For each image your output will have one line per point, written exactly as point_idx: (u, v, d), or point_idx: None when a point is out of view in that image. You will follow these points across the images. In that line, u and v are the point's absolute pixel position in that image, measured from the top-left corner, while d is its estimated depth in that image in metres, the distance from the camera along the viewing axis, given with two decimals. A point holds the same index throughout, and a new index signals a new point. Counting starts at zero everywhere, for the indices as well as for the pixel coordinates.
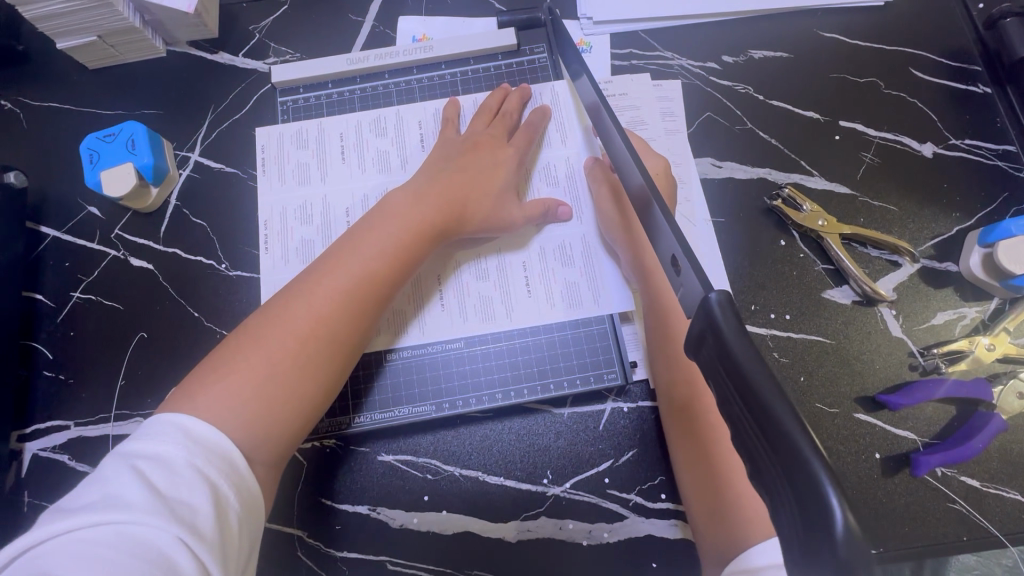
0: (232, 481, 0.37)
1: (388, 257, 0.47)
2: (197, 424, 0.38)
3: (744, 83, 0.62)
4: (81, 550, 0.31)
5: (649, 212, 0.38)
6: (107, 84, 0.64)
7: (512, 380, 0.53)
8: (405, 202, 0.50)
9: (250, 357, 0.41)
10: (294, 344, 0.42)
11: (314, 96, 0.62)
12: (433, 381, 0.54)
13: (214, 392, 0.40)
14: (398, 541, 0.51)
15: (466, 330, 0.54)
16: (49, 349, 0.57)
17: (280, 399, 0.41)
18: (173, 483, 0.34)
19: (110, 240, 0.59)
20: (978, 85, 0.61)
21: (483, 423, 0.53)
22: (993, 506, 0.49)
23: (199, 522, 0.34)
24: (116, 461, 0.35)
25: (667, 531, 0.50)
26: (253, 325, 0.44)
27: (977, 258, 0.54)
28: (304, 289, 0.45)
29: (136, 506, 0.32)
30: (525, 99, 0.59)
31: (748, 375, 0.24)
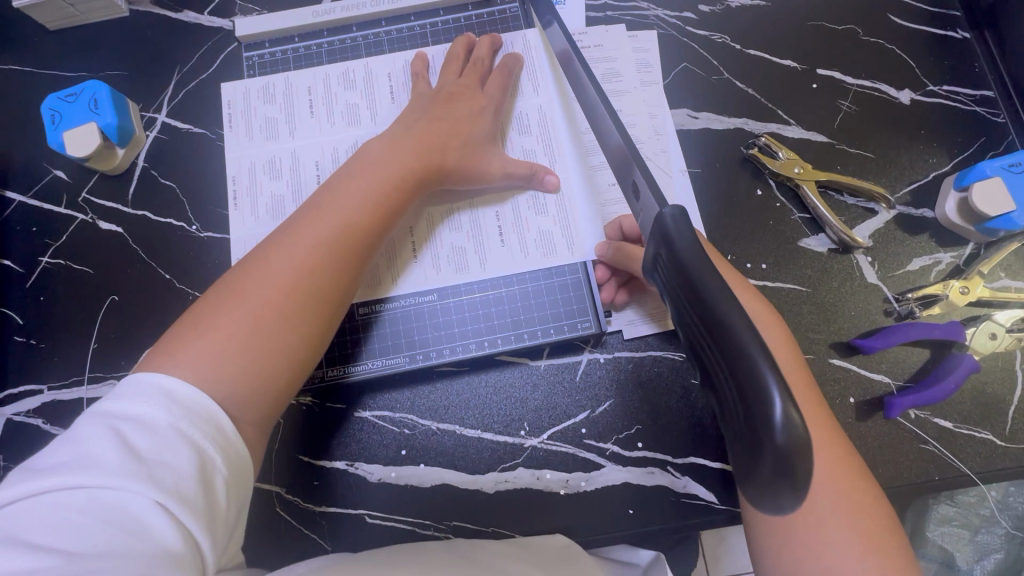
0: (219, 443, 0.35)
1: (370, 206, 0.46)
2: (179, 384, 0.35)
3: (721, 32, 0.61)
4: (54, 514, 0.29)
5: (622, 158, 0.39)
6: (68, 45, 0.62)
7: (490, 331, 0.53)
8: (383, 152, 0.49)
9: (231, 310, 0.40)
10: (278, 295, 0.41)
11: (281, 52, 0.61)
12: (407, 336, 0.53)
13: (198, 346, 0.38)
14: (377, 495, 0.51)
15: (435, 280, 0.54)
16: (19, 315, 0.56)
17: (267, 352, 0.40)
18: (154, 446, 0.32)
19: (77, 204, 0.58)
20: (956, 31, 0.60)
21: (460, 375, 0.53)
22: (965, 446, 0.50)
23: (183, 487, 0.32)
24: (94, 421, 0.33)
25: (644, 479, 0.50)
26: (230, 278, 0.42)
27: (953, 203, 0.54)
28: (283, 241, 0.43)
29: (112, 469, 0.31)
30: (496, 47, 0.58)
31: (703, 290, 0.26)
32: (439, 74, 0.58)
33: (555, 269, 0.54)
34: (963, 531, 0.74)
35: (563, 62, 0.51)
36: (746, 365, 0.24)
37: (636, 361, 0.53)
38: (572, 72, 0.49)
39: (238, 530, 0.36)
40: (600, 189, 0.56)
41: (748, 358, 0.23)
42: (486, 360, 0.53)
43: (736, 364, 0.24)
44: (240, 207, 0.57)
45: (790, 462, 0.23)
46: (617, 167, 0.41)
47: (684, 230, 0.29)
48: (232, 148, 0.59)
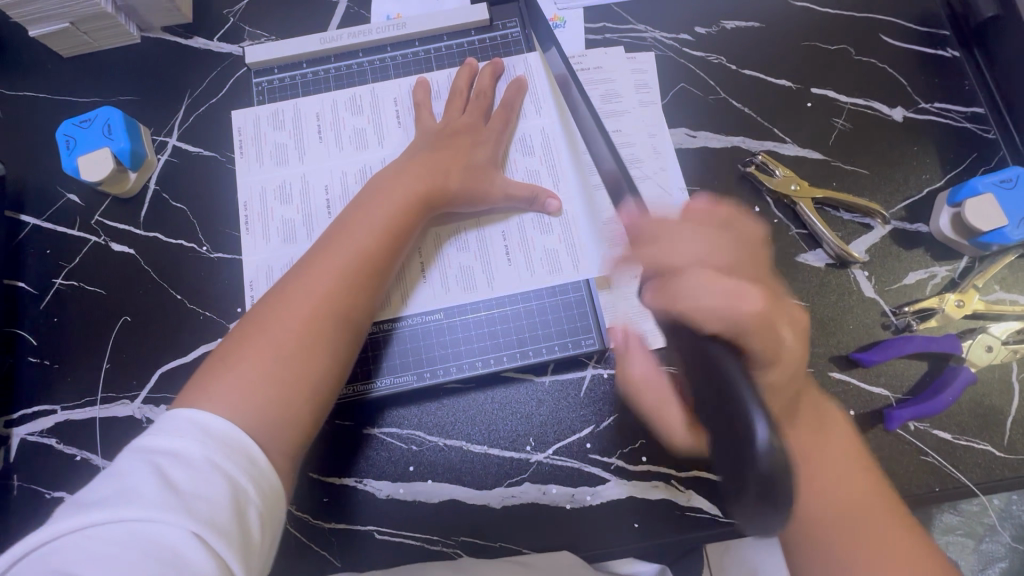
0: (252, 473, 0.36)
1: (382, 233, 0.48)
2: (213, 418, 0.37)
3: (717, 53, 0.62)
4: (100, 547, 0.31)
5: None
6: (82, 72, 0.64)
7: (498, 350, 0.54)
8: (392, 181, 0.51)
9: (255, 342, 0.41)
10: (298, 324, 0.42)
11: (289, 77, 0.62)
12: (416, 355, 0.54)
13: (228, 379, 0.40)
14: (385, 511, 0.52)
15: (443, 299, 0.55)
16: (34, 336, 0.57)
17: (292, 380, 0.41)
18: (190, 479, 0.34)
19: (91, 227, 0.60)
20: (947, 50, 0.61)
21: (469, 394, 0.54)
22: (965, 458, 0.51)
23: (217, 518, 0.33)
24: (134, 455, 0.35)
25: (648, 492, 0.51)
26: (254, 311, 0.44)
27: (946, 218, 0.55)
28: (301, 272, 0.45)
29: (152, 503, 0.32)
30: (499, 72, 0.60)
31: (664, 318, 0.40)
32: (442, 105, 0.59)
33: (559, 288, 0.55)
34: (967, 540, 0.74)
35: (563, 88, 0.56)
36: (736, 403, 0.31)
37: None
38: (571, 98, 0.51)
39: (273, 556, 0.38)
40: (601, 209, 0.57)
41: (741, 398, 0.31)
42: (495, 378, 0.54)
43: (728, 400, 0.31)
44: (250, 228, 0.59)
45: None
46: None
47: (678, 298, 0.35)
48: (244, 173, 0.60)
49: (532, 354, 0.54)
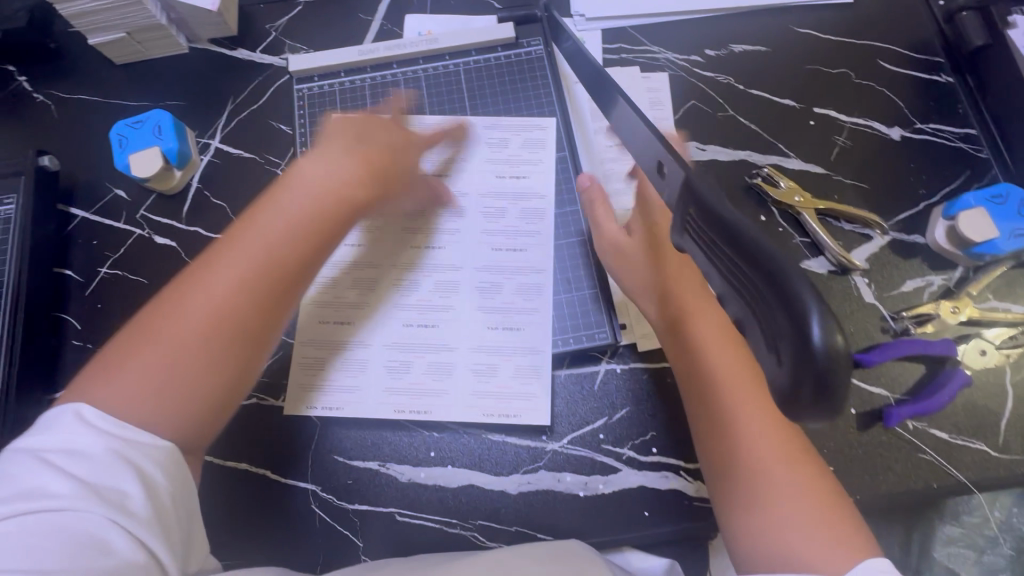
0: (156, 459, 0.38)
1: (297, 226, 0.46)
2: (99, 412, 0.38)
3: (725, 74, 0.67)
4: (7, 541, 0.33)
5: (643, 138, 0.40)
6: (134, 78, 0.69)
7: (476, 378, 0.56)
8: (310, 180, 0.48)
9: (149, 347, 0.41)
10: (203, 321, 0.42)
11: (326, 85, 0.67)
12: (385, 390, 0.56)
13: (119, 382, 0.39)
14: (406, 494, 0.54)
15: (407, 336, 0.58)
16: (77, 320, 0.61)
17: (198, 376, 0.41)
18: (93, 470, 0.36)
19: (135, 220, 0.64)
20: (941, 75, 0.66)
21: (450, 421, 0.55)
22: (960, 457, 0.53)
23: (127, 501, 0.36)
24: (24, 457, 0.36)
25: (658, 482, 0.53)
26: (161, 301, 0.43)
27: (941, 229, 0.58)
28: (199, 277, 0.43)
29: (58, 495, 0.34)
30: (461, 138, 0.64)
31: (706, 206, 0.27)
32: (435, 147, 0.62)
33: (536, 310, 0.58)
34: (969, 552, 0.75)
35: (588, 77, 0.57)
36: (795, 299, 0.22)
37: (650, 372, 0.56)
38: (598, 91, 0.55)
39: (194, 535, 0.40)
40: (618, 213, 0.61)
41: (800, 298, 0.22)
42: (473, 404, 0.55)
43: (785, 303, 0.22)
44: None
45: (828, 381, 0.21)
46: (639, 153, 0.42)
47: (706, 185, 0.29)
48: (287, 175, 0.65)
49: (528, 367, 0.56)
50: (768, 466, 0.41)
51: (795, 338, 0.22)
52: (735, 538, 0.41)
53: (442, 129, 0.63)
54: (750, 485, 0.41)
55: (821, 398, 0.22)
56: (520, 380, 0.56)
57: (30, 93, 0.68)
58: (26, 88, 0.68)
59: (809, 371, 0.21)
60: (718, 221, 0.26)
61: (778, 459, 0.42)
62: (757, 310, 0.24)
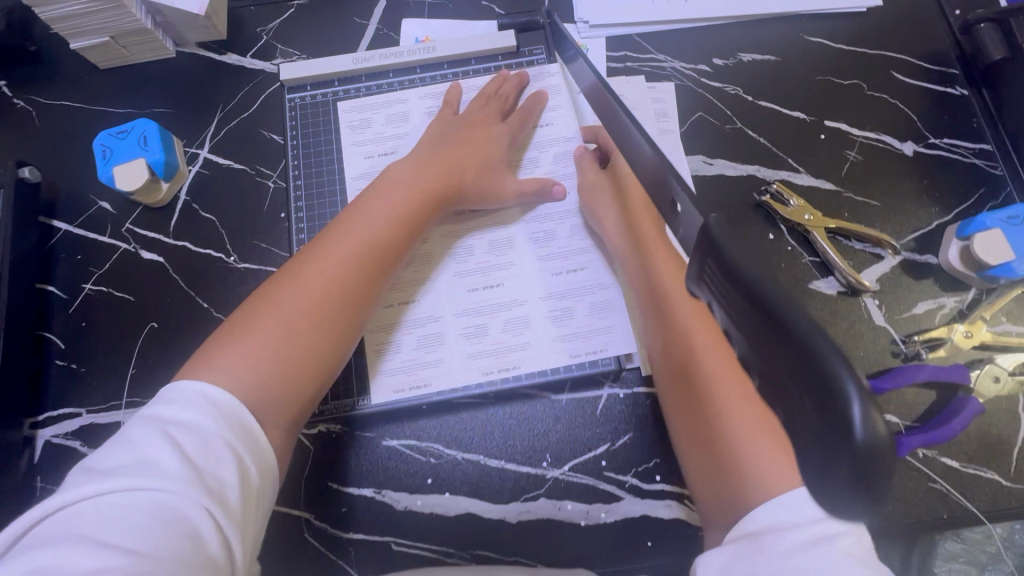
0: (252, 451, 0.41)
1: (392, 227, 0.51)
2: (219, 394, 0.41)
3: (734, 84, 0.64)
4: (115, 513, 0.35)
5: (658, 174, 0.37)
6: (119, 84, 0.66)
7: (553, 323, 0.57)
8: (399, 188, 0.53)
9: (268, 319, 0.46)
10: (310, 306, 0.47)
11: (321, 95, 0.64)
12: (469, 355, 0.56)
13: (231, 360, 0.43)
14: (403, 522, 0.53)
15: (473, 302, 0.57)
16: (61, 339, 0.58)
17: (300, 356, 0.46)
18: (201, 454, 0.38)
19: (121, 234, 0.61)
20: (956, 87, 0.64)
21: (538, 368, 0.55)
22: (972, 486, 0.52)
23: (223, 493, 0.37)
24: (147, 426, 0.39)
25: (662, 511, 0.52)
26: (268, 290, 0.47)
27: (955, 250, 0.57)
28: (312, 259, 0.49)
29: (168, 474, 0.36)
30: (522, 85, 0.63)
31: (725, 255, 0.26)
32: (467, 106, 0.62)
33: (593, 250, 0.59)
34: (971, 571, 0.74)
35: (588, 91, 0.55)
36: (824, 375, 0.20)
37: (654, 397, 0.55)
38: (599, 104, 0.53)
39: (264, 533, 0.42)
40: None
41: (833, 374, 0.20)
42: (558, 347, 0.56)
43: (810, 377, 0.21)
44: (279, 242, 0.61)
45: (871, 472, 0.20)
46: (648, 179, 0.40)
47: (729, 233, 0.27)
48: (279, 188, 0.62)
49: (602, 303, 0.57)
50: (724, 400, 0.42)
51: (830, 418, 0.20)
52: (704, 487, 0.42)
53: (505, 76, 0.63)
54: (711, 434, 0.42)
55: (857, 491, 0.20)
56: (597, 317, 0.57)
57: (9, 99, 0.65)
58: (5, 93, 0.65)
59: (845, 457, 0.20)
60: (739, 279, 0.25)
61: (735, 394, 0.42)
62: (779, 379, 0.22)
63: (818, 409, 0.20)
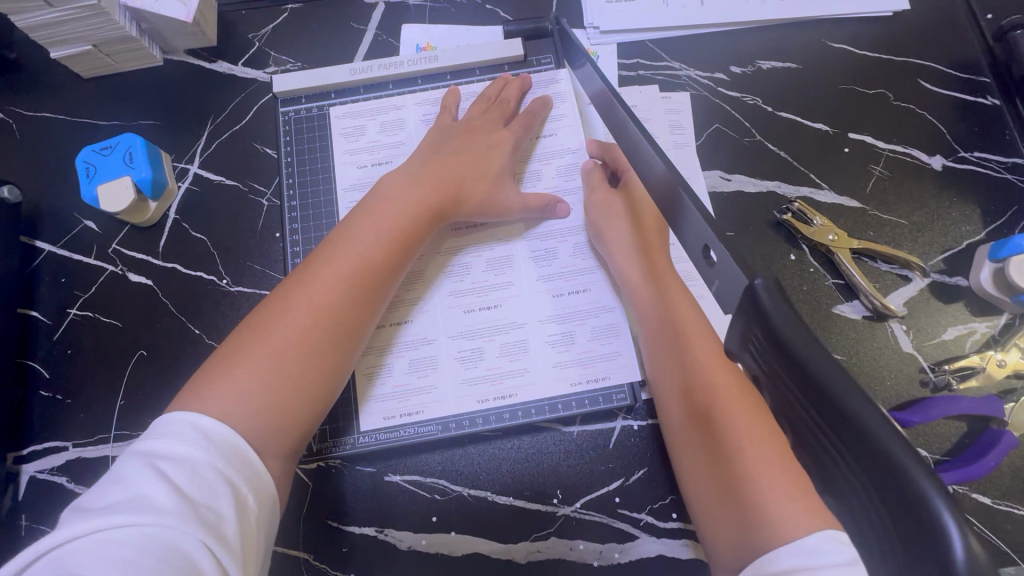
0: (250, 482, 0.38)
1: (386, 243, 0.48)
2: (211, 424, 0.39)
3: (752, 94, 0.61)
4: (104, 552, 0.32)
5: (675, 200, 0.35)
6: (104, 94, 0.62)
7: (554, 349, 0.53)
8: (393, 200, 0.50)
9: (255, 350, 0.43)
10: (300, 333, 0.44)
11: (316, 107, 0.61)
12: (465, 381, 0.53)
13: (217, 396, 0.40)
14: (407, 563, 0.50)
15: (470, 323, 0.54)
16: (45, 368, 0.56)
17: (290, 387, 0.42)
18: (197, 487, 0.35)
19: (107, 255, 0.58)
20: (987, 97, 0.60)
21: (536, 398, 0.52)
22: (1006, 524, 0.49)
23: (223, 527, 0.35)
24: (136, 460, 0.36)
25: (679, 551, 0.49)
26: (256, 317, 0.45)
27: (987, 272, 0.54)
28: (301, 283, 0.46)
29: (162, 508, 0.33)
30: (526, 88, 0.59)
31: (787, 341, 0.23)
32: (467, 110, 0.59)
33: (596, 269, 0.55)
34: None
35: (599, 103, 0.52)
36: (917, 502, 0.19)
37: None
38: (611, 119, 0.50)
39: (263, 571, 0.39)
40: None
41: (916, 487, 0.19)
42: (558, 376, 0.53)
43: (896, 497, 0.19)
44: (273, 264, 0.58)
45: None
46: (663, 199, 0.37)
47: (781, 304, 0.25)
48: (274, 206, 0.59)
49: (606, 328, 0.53)
50: (734, 432, 0.38)
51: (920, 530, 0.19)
52: (720, 536, 0.38)
53: (507, 80, 0.59)
54: (727, 475, 0.38)
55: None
56: (601, 343, 0.53)
57: None
58: None
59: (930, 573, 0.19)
60: (806, 374, 0.22)
61: (749, 425, 0.38)
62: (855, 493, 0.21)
63: (905, 535, 0.19)
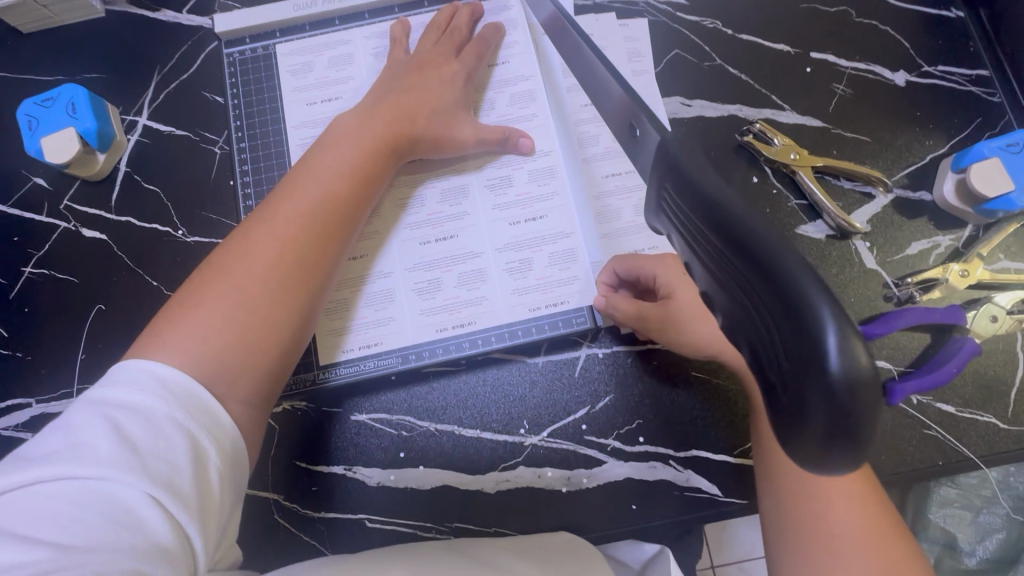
0: (213, 433, 0.35)
1: (347, 178, 0.46)
2: (168, 371, 0.35)
3: (712, 17, 0.59)
4: (46, 504, 0.29)
5: (629, 118, 0.33)
6: (43, 48, 0.60)
7: (512, 277, 0.53)
8: (351, 134, 0.48)
9: (218, 287, 0.40)
10: (264, 269, 0.41)
11: (262, 48, 0.59)
12: (423, 313, 0.52)
13: (174, 338, 0.37)
14: (377, 499, 0.50)
15: (427, 256, 0.53)
16: (4, 327, 0.55)
17: (255, 326, 0.40)
18: (150, 438, 0.32)
19: (59, 212, 0.57)
20: (951, 9, 0.59)
21: (496, 325, 0.52)
22: (966, 430, 0.50)
23: (176, 480, 0.32)
24: (86, 407, 0.33)
25: (647, 473, 0.50)
26: (215, 258, 0.42)
27: (950, 184, 0.53)
28: (260, 222, 0.43)
29: (105, 460, 0.31)
30: (477, 17, 0.58)
31: (706, 195, 0.23)
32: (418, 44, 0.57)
33: (555, 195, 0.54)
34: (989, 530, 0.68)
35: (550, 26, 0.50)
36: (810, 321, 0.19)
37: (634, 356, 0.52)
38: (561, 41, 0.48)
39: (234, 522, 0.37)
40: (593, 181, 0.55)
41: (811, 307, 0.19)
42: (517, 303, 0.52)
43: (794, 323, 0.19)
44: (229, 213, 0.57)
45: (852, 413, 0.19)
46: (619, 124, 0.35)
47: (692, 158, 0.25)
48: (226, 154, 0.58)
49: (564, 254, 0.53)
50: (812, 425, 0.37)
51: (807, 354, 0.19)
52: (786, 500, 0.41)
53: (456, 8, 0.57)
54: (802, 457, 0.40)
55: (835, 438, 0.20)
56: (559, 269, 0.53)
57: None
58: None
59: (821, 396, 0.19)
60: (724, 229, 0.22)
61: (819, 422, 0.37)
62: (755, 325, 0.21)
63: (797, 357, 0.19)
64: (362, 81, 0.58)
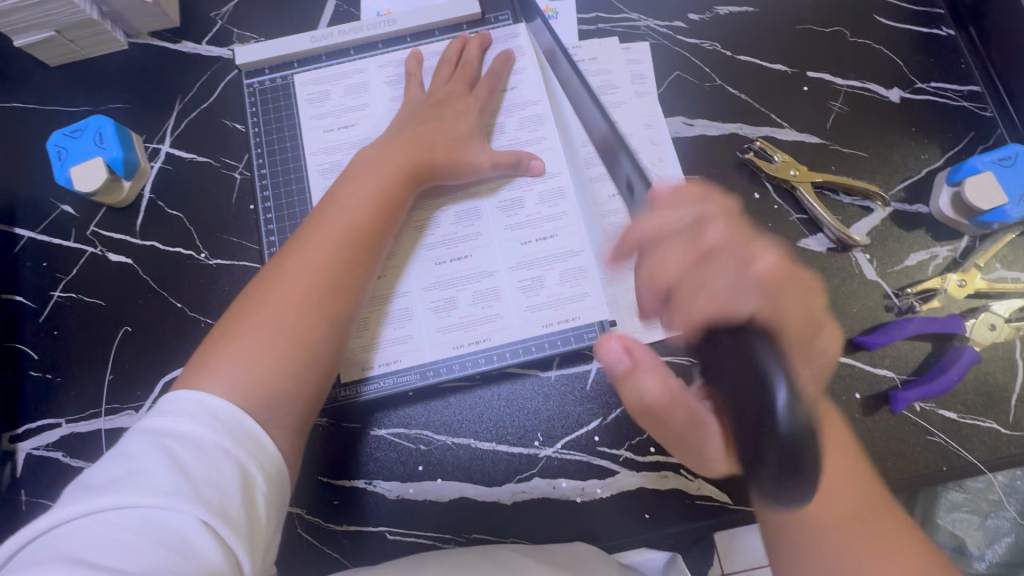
0: (258, 459, 0.37)
1: (371, 206, 0.48)
2: (216, 402, 0.38)
3: (711, 40, 0.62)
4: (109, 532, 0.31)
5: (608, 150, 0.44)
6: (69, 81, 0.63)
7: (524, 294, 0.55)
8: (373, 164, 0.51)
9: (256, 316, 0.42)
10: (297, 298, 0.43)
11: (280, 77, 0.62)
12: (439, 330, 0.54)
13: (218, 368, 0.40)
14: (397, 512, 0.52)
15: (442, 275, 0.55)
16: (34, 350, 0.57)
17: (291, 352, 0.42)
18: (202, 465, 0.34)
19: (86, 237, 0.59)
20: (941, 28, 0.61)
21: (510, 341, 0.54)
22: (970, 436, 0.51)
23: (226, 505, 0.34)
24: (141, 438, 0.35)
25: (659, 483, 0.51)
26: (252, 289, 0.44)
27: (946, 197, 0.55)
28: (292, 252, 0.46)
29: (162, 488, 0.33)
30: (486, 45, 0.60)
31: None
32: (431, 77, 0.59)
33: (565, 214, 0.56)
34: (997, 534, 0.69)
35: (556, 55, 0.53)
36: None
37: None
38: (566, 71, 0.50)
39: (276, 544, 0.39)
40: (600, 200, 0.57)
41: None
42: (530, 319, 0.54)
43: None
44: (249, 236, 0.59)
45: None
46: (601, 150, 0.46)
47: None
48: (246, 179, 0.60)
49: (573, 271, 0.55)
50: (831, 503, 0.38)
51: None
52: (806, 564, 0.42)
53: (466, 40, 0.60)
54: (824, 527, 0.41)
55: None
56: (569, 285, 0.55)
57: None
58: None
59: None
60: None
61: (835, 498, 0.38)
62: None
63: None
64: (376, 107, 0.61)
